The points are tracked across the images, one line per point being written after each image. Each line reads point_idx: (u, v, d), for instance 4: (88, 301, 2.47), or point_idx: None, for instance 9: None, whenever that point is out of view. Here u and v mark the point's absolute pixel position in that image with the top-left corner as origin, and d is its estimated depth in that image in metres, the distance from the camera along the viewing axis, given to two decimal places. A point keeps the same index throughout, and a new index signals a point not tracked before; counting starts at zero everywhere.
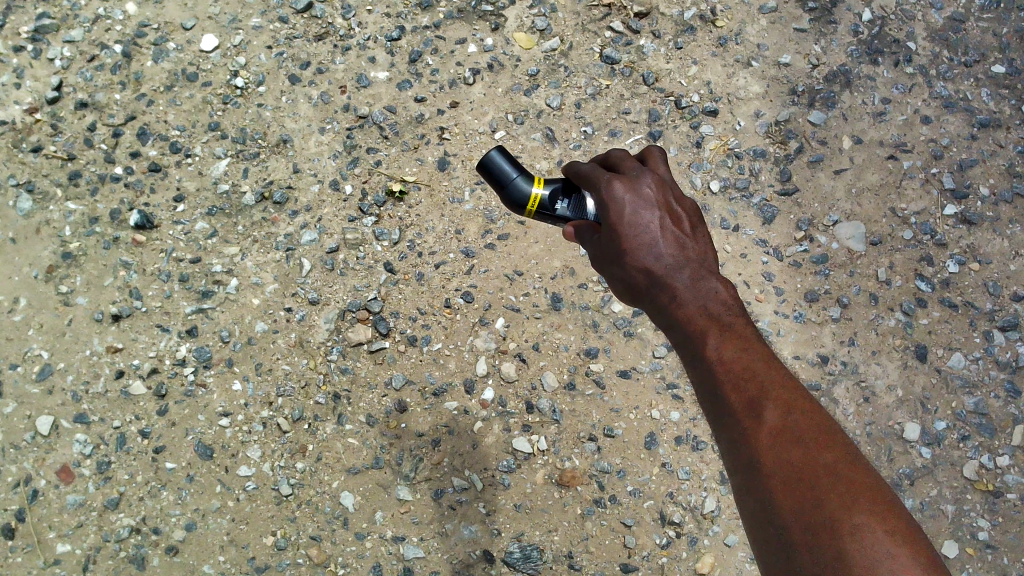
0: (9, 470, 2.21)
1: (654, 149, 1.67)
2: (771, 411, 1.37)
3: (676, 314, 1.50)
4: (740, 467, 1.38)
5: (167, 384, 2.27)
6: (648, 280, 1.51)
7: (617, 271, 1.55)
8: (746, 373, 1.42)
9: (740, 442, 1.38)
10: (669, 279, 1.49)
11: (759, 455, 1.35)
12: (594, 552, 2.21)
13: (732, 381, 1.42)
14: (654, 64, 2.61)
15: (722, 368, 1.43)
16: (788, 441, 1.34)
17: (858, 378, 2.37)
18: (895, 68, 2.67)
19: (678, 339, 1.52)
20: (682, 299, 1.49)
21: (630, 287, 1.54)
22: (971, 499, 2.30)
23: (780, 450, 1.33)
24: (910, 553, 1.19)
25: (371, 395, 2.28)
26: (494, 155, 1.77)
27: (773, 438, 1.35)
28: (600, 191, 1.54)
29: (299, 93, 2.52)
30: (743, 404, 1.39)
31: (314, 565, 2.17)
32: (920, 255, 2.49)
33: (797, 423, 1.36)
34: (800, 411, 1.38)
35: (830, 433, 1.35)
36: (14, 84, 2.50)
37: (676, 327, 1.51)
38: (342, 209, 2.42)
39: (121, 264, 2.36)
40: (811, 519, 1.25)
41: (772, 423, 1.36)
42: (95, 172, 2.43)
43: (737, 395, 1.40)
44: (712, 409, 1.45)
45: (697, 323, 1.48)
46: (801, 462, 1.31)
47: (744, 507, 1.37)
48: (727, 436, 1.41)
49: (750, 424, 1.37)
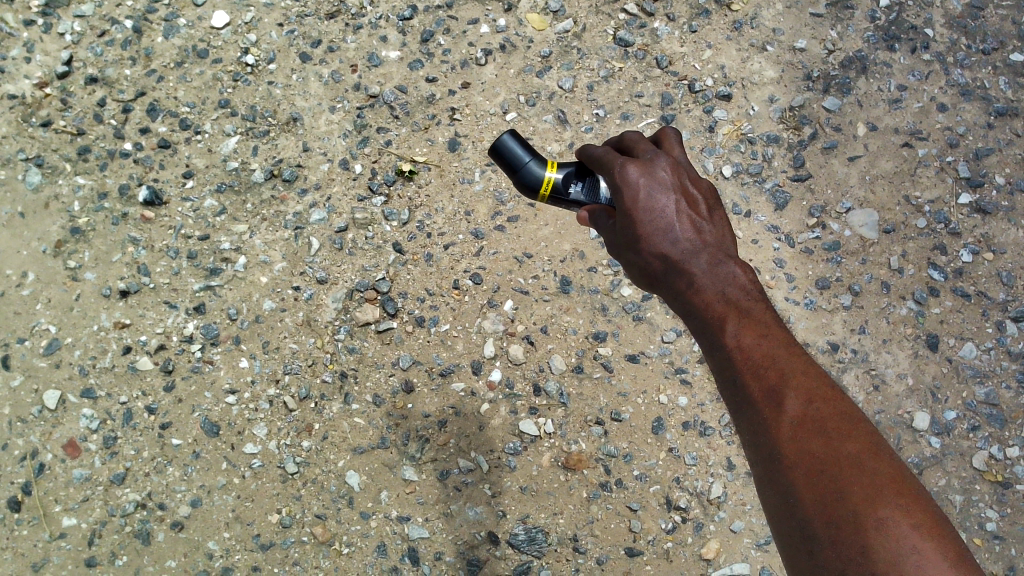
0: (16, 443, 2.22)
1: (669, 131, 1.65)
2: (792, 400, 1.35)
3: (694, 299, 1.48)
4: (761, 458, 1.36)
5: (174, 360, 2.27)
6: (664, 265, 1.49)
7: (633, 257, 1.54)
8: (766, 361, 1.39)
9: (761, 432, 1.36)
10: (686, 265, 1.47)
11: (780, 446, 1.33)
12: (599, 536, 2.20)
13: (751, 370, 1.40)
14: (667, 47, 2.59)
15: (741, 356, 1.41)
16: (809, 431, 1.32)
17: (868, 366, 2.35)
18: (912, 55, 2.64)
19: (696, 326, 1.50)
20: (699, 284, 1.47)
21: (646, 273, 1.53)
22: (979, 489, 2.29)
23: (802, 441, 1.31)
24: (936, 547, 1.17)
25: (378, 374, 2.28)
26: (506, 139, 1.76)
27: (794, 428, 1.33)
28: (614, 175, 1.53)
29: (310, 71, 2.51)
30: (762, 393, 1.37)
31: (319, 543, 2.16)
32: (934, 244, 2.47)
33: (819, 413, 1.34)
34: (822, 399, 1.35)
35: (853, 421, 1.33)
36: (24, 58, 2.49)
37: (694, 314, 1.49)
38: (352, 188, 2.41)
39: (130, 240, 2.36)
40: (834, 512, 1.24)
41: (793, 413, 1.34)
42: (105, 147, 2.43)
43: (756, 383, 1.38)
44: (733, 399, 1.42)
45: (715, 309, 1.45)
46: (823, 453, 1.29)
47: (766, 498, 1.35)
48: (747, 426, 1.39)
49: (770, 415, 1.35)
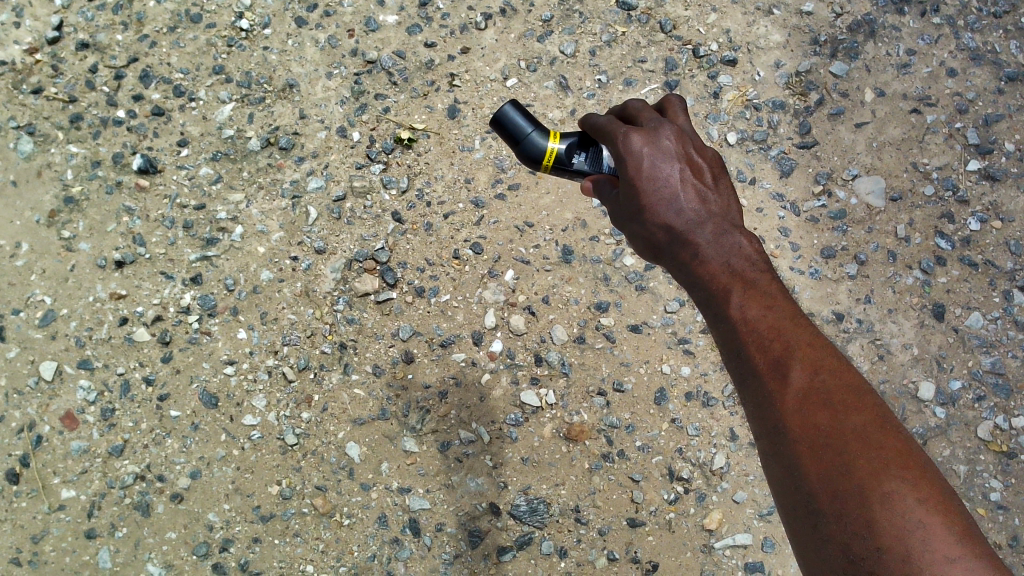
0: (12, 415, 2.19)
1: (674, 98, 1.60)
2: (798, 372, 1.32)
3: (698, 271, 1.45)
4: (766, 431, 1.34)
5: (171, 332, 2.24)
6: (668, 236, 1.45)
7: (638, 228, 1.50)
8: (771, 333, 1.36)
9: (764, 405, 1.34)
10: (691, 235, 1.44)
11: (785, 419, 1.30)
12: (601, 507, 2.18)
13: (756, 342, 1.37)
14: (672, 11, 2.53)
15: (746, 327, 1.38)
16: (815, 404, 1.29)
17: (873, 335, 2.33)
18: (921, 18, 2.58)
19: (701, 298, 1.47)
20: (704, 256, 1.44)
21: (650, 244, 1.49)
22: (984, 459, 2.27)
23: (807, 414, 1.29)
24: (942, 521, 1.14)
25: (378, 345, 2.25)
26: (508, 111, 1.71)
27: (799, 401, 1.30)
28: (617, 144, 1.49)
29: (305, 36, 2.46)
30: (768, 365, 1.34)
31: (319, 514, 2.14)
32: (941, 213, 2.43)
33: (824, 385, 1.31)
34: (828, 371, 1.32)
35: (861, 393, 1.30)
36: (13, 23, 2.43)
37: (698, 285, 1.46)
38: (350, 155, 2.37)
39: (125, 210, 2.32)
40: (839, 485, 1.21)
41: (798, 386, 1.31)
42: (98, 115, 2.38)
43: (761, 356, 1.35)
44: (737, 371, 1.40)
45: (720, 281, 1.42)
46: (828, 426, 1.26)
47: (770, 471, 1.33)
48: (751, 399, 1.37)
49: (775, 387, 1.33)
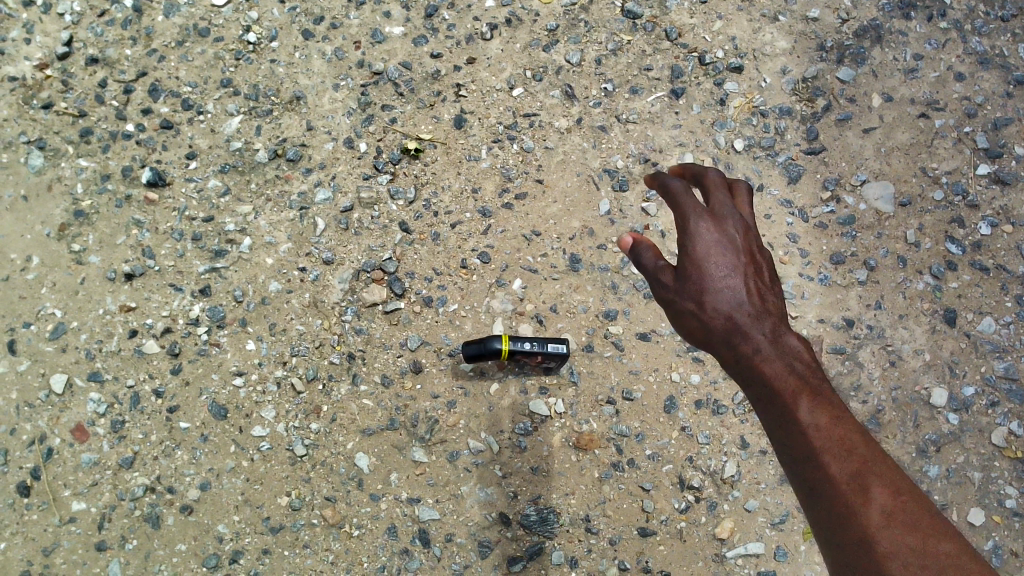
0: (23, 428, 2.18)
1: (742, 185, 1.55)
2: (878, 489, 1.21)
3: (760, 369, 1.36)
4: (846, 546, 1.20)
5: (181, 343, 2.25)
6: (727, 325, 1.39)
7: (694, 320, 1.42)
8: (845, 443, 1.26)
9: (845, 519, 1.21)
10: (747, 329, 1.38)
11: (871, 535, 1.18)
12: (611, 516, 2.17)
13: (831, 450, 1.26)
14: (677, 19, 2.53)
15: (818, 434, 1.27)
16: (902, 524, 1.18)
17: (884, 341, 2.31)
18: (928, 23, 2.57)
19: (758, 400, 1.37)
20: (766, 352, 1.37)
21: (704, 333, 1.41)
22: (999, 466, 2.24)
23: (897, 534, 1.17)
24: None
25: (386, 355, 2.25)
26: (466, 349, 2.15)
27: (886, 518, 1.18)
28: (685, 223, 1.45)
29: (312, 48, 2.47)
30: (848, 477, 1.23)
31: (329, 526, 2.14)
32: (951, 217, 2.41)
33: (909, 506, 1.20)
34: (908, 491, 1.22)
35: (938, 518, 1.20)
36: (24, 40, 2.45)
37: (756, 385, 1.36)
38: (357, 166, 2.38)
39: (134, 223, 2.33)
40: None
41: (881, 504, 1.20)
42: (107, 129, 2.39)
43: (838, 465, 1.24)
44: (806, 478, 1.28)
45: (788, 385, 1.33)
46: (920, 551, 1.15)
47: None
48: (825, 513, 1.24)
49: (858, 501, 1.21)
